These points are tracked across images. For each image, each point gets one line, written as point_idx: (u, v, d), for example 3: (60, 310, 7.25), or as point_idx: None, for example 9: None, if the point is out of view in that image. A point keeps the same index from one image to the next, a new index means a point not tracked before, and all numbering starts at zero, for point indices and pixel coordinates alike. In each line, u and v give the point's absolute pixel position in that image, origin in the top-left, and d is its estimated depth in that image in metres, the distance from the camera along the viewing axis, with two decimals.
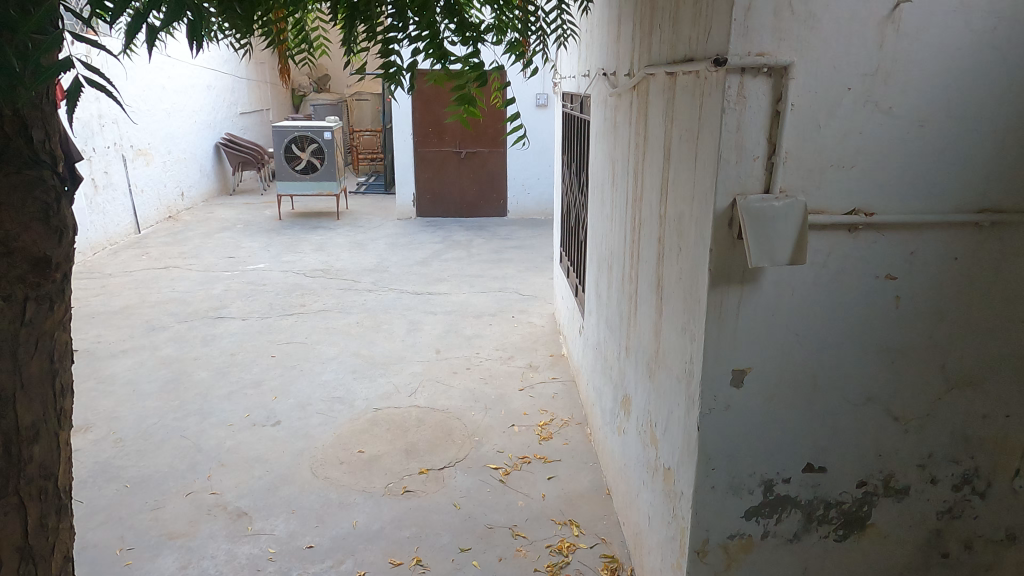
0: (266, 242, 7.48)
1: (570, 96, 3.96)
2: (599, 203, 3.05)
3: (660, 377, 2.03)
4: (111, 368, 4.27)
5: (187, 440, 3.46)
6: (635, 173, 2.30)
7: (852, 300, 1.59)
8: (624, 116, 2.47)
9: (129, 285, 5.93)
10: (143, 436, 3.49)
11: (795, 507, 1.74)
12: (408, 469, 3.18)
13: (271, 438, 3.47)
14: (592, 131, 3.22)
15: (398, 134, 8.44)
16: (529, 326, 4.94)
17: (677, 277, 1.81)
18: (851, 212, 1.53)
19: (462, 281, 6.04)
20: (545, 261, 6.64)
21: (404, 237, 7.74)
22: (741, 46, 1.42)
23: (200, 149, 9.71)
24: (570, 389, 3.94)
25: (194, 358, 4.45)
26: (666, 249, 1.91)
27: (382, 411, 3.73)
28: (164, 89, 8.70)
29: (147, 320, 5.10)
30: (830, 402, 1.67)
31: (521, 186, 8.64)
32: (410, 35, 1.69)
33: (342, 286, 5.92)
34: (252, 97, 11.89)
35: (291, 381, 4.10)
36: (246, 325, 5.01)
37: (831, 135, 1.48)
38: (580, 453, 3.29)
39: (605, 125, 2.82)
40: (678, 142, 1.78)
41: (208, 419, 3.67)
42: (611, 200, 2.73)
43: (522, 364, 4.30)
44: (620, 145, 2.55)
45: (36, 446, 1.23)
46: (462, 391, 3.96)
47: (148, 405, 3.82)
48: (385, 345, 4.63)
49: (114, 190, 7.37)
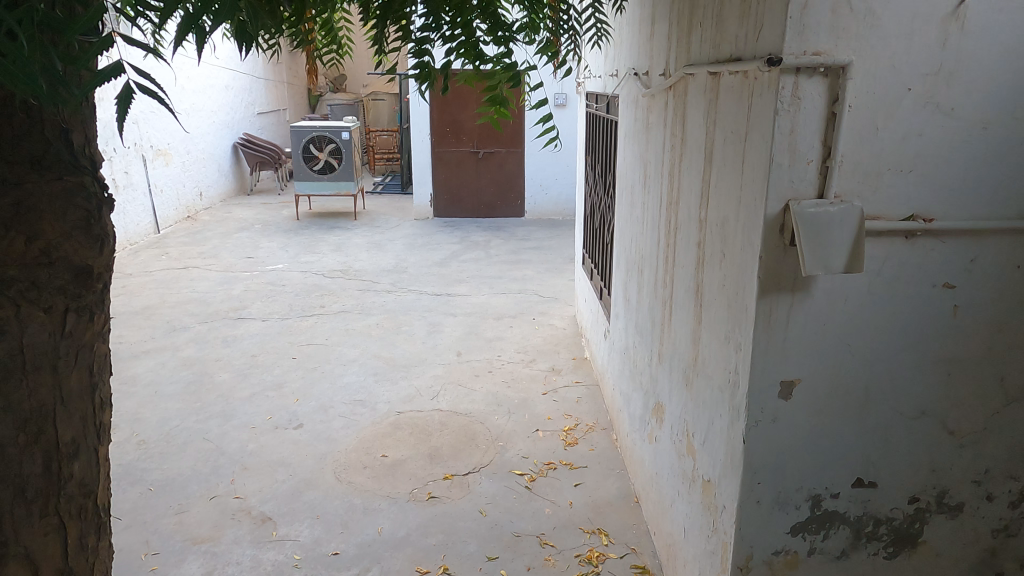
0: (284, 242, 7.49)
1: (595, 96, 3.91)
2: (628, 205, 2.99)
3: (698, 386, 1.97)
4: (133, 369, 4.27)
5: (210, 443, 3.44)
6: (670, 175, 2.25)
7: (907, 310, 1.53)
8: (658, 117, 2.42)
9: (149, 286, 5.95)
10: (166, 438, 3.48)
11: (842, 523, 1.68)
12: (432, 474, 3.14)
13: (293, 441, 3.45)
14: (620, 132, 3.17)
15: (416, 134, 8.41)
16: (550, 328, 4.90)
17: (719, 282, 1.76)
18: (908, 218, 1.46)
19: (482, 282, 6.00)
20: (565, 262, 6.59)
21: (422, 237, 7.72)
22: (797, 44, 1.37)
23: (218, 149, 9.74)
24: (594, 393, 3.89)
25: (216, 359, 4.44)
26: (706, 253, 1.86)
27: (405, 415, 3.70)
28: (183, 90, 8.74)
29: (168, 320, 5.10)
30: (882, 415, 1.60)
31: (539, 186, 8.59)
32: (444, 35, 1.65)
33: (361, 287, 5.90)
34: (270, 97, 11.92)
35: (312, 384, 4.08)
36: (266, 326, 5.00)
37: (889, 137, 1.42)
38: (607, 460, 3.23)
39: (636, 127, 2.77)
40: (723, 145, 1.72)
41: (230, 421, 3.66)
42: (642, 203, 2.67)
43: (544, 367, 4.25)
44: (653, 146, 2.49)
45: (75, 463, 1.20)
46: (485, 394, 3.92)
47: (171, 407, 3.81)
48: (405, 347, 4.60)
49: (134, 190, 7.39)
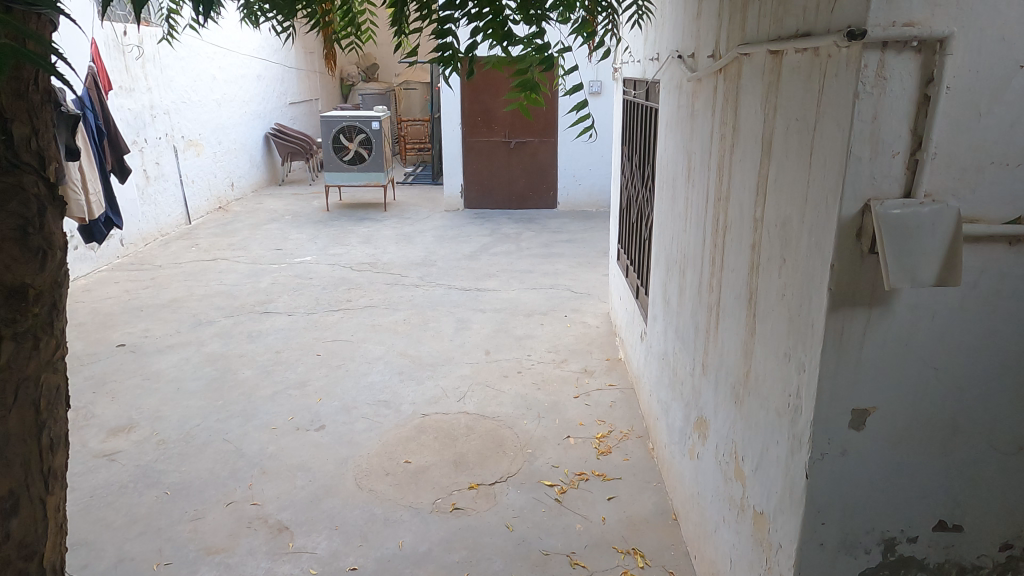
0: (313, 234, 7.41)
1: (633, 82, 3.68)
2: (669, 200, 2.77)
3: (749, 405, 1.77)
4: (157, 365, 4.21)
5: (230, 444, 3.33)
6: (719, 169, 2.04)
7: (1007, 329, 1.30)
8: (705, 102, 2.19)
9: (178, 278, 5.91)
10: (185, 438, 3.39)
11: (920, 571, 1.46)
12: (457, 484, 2.98)
13: (314, 444, 3.32)
14: (661, 121, 2.95)
15: (447, 123, 8.23)
16: (582, 326, 4.69)
17: (778, 289, 1.55)
18: (1013, 221, 1.24)
19: (513, 277, 5.81)
20: (599, 256, 6.36)
21: (451, 229, 7.57)
22: (884, 13, 1.14)
23: (250, 139, 9.72)
24: (628, 397, 3.69)
25: (240, 355, 4.35)
26: (762, 256, 1.65)
27: (430, 417, 3.54)
28: (215, 80, 8.69)
29: (194, 314, 5.04)
30: (973, 449, 1.38)
31: (572, 177, 8.36)
32: (468, 14, 1.47)
33: (389, 281, 5.77)
34: (302, 87, 11.86)
35: (336, 382, 3.96)
36: (292, 321, 4.90)
37: (994, 125, 1.19)
38: (642, 471, 3.03)
39: (679, 115, 2.55)
40: (785, 135, 1.51)
41: (251, 421, 3.55)
42: (686, 199, 2.46)
43: (576, 368, 4.06)
44: (698, 136, 2.27)
45: (13, 521, 1.05)
46: (513, 396, 3.74)
47: (192, 405, 3.72)
48: (432, 345, 4.44)
49: (166, 181, 7.37)
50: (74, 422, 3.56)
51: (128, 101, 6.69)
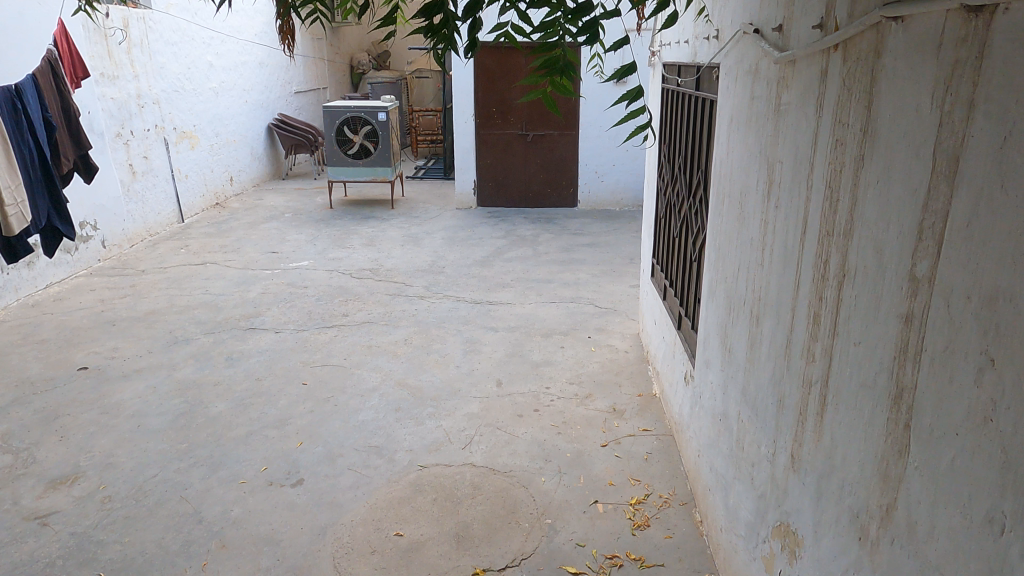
0: (313, 234, 6.86)
1: (678, 68, 3.07)
2: (734, 220, 2.14)
3: (891, 558, 1.16)
4: (120, 394, 3.66)
5: (188, 504, 2.77)
6: (831, 191, 1.41)
7: None
8: (804, 91, 1.57)
9: (160, 285, 5.37)
10: (136, 495, 2.83)
11: None
12: (458, 568, 2.40)
13: (287, 507, 2.76)
14: (719, 114, 2.32)
15: (458, 114, 7.61)
16: (609, 350, 4.08)
17: (976, 407, 0.93)
18: None
19: (529, 287, 5.20)
20: (625, 263, 5.74)
21: (462, 230, 6.97)
22: None
23: (251, 131, 9.17)
24: (667, 448, 3.07)
25: (216, 382, 3.79)
26: (931, 339, 1.04)
27: (428, 471, 2.96)
28: (212, 67, 8.12)
29: (170, 329, 4.49)
30: None
31: (594, 173, 7.72)
32: None
33: (391, 291, 5.19)
34: (309, 75, 11.28)
35: (322, 421, 3.38)
36: (279, 340, 4.34)
37: None
38: (689, 555, 2.43)
39: (754, 108, 1.93)
40: (997, 147, 0.89)
41: (217, 472, 2.98)
42: (765, 223, 1.83)
43: (603, 406, 3.46)
44: (791, 140, 1.65)
45: None
46: (529, 443, 3.15)
47: (151, 449, 3.17)
48: (436, 373, 3.86)
49: (156, 176, 6.84)
50: (10, 470, 3.01)
51: (112, 90, 6.15)
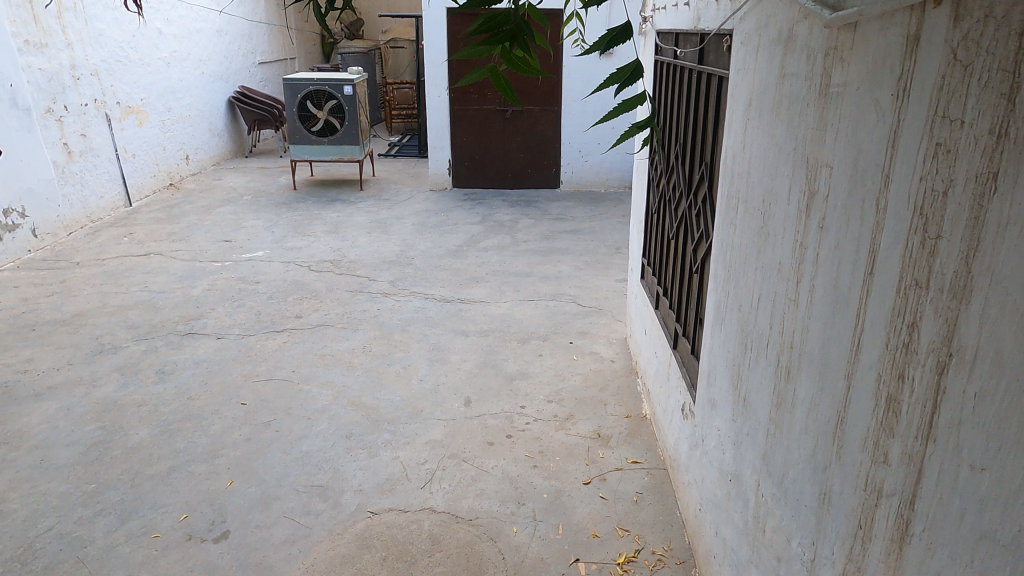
0: (272, 219, 6.30)
1: (677, 38, 2.56)
2: (752, 234, 1.67)
3: None
4: (25, 418, 3.15)
5: (84, 569, 2.29)
6: (924, 221, 0.94)
7: None
8: (874, 67, 1.08)
9: (94, 280, 4.82)
10: (22, 556, 2.34)
11: None
12: None
13: (205, 570, 2.28)
14: (732, 93, 1.82)
15: (431, 88, 7.01)
16: (593, 359, 3.63)
17: None
18: None
19: (505, 282, 4.71)
20: (610, 254, 5.27)
21: (435, 214, 6.45)
22: None
23: (208, 105, 8.52)
24: (661, 486, 2.63)
25: (140, 402, 3.28)
26: None
27: (378, 519, 2.50)
28: (161, 35, 7.44)
29: (97, 336, 3.96)
30: None
31: (578, 152, 7.22)
32: None
33: (353, 287, 4.68)
34: (273, 44, 10.57)
35: (260, 452, 2.90)
36: (220, 347, 3.83)
37: None
38: None
39: (788, 87, 1.43)
40: None
41: (126, 523, 2.50)
42: (802, 246, 1.36)
43: (587, 431, 3.00)
44: (849, 135, 1.16)
45: None
46: (499, 481, 2.69)
47: (51, 491, 2.67)
48: (396, 389, 3.38)
49: (97, 155, 6.22)
50: None
51: (40, 60, 5.50)
